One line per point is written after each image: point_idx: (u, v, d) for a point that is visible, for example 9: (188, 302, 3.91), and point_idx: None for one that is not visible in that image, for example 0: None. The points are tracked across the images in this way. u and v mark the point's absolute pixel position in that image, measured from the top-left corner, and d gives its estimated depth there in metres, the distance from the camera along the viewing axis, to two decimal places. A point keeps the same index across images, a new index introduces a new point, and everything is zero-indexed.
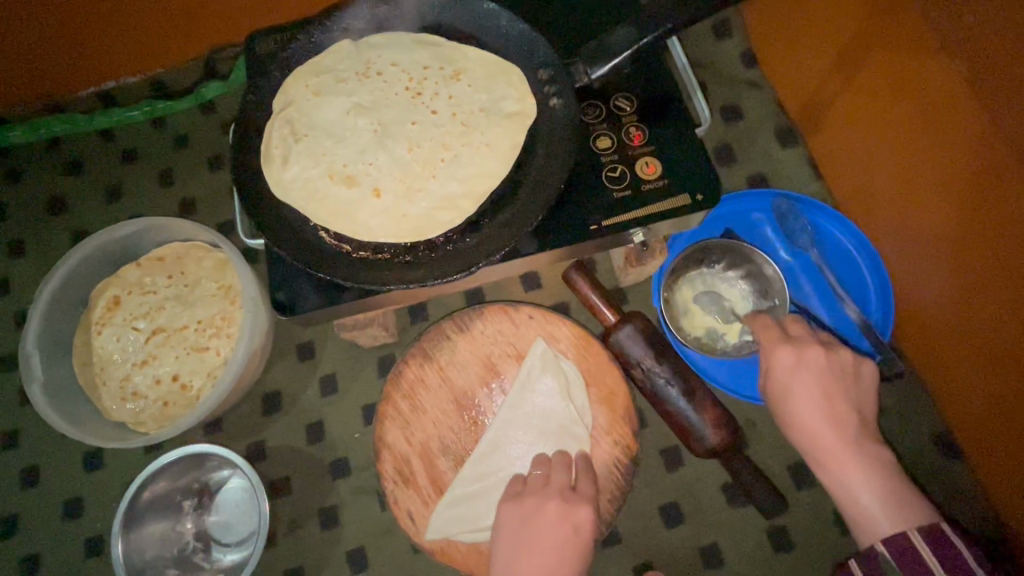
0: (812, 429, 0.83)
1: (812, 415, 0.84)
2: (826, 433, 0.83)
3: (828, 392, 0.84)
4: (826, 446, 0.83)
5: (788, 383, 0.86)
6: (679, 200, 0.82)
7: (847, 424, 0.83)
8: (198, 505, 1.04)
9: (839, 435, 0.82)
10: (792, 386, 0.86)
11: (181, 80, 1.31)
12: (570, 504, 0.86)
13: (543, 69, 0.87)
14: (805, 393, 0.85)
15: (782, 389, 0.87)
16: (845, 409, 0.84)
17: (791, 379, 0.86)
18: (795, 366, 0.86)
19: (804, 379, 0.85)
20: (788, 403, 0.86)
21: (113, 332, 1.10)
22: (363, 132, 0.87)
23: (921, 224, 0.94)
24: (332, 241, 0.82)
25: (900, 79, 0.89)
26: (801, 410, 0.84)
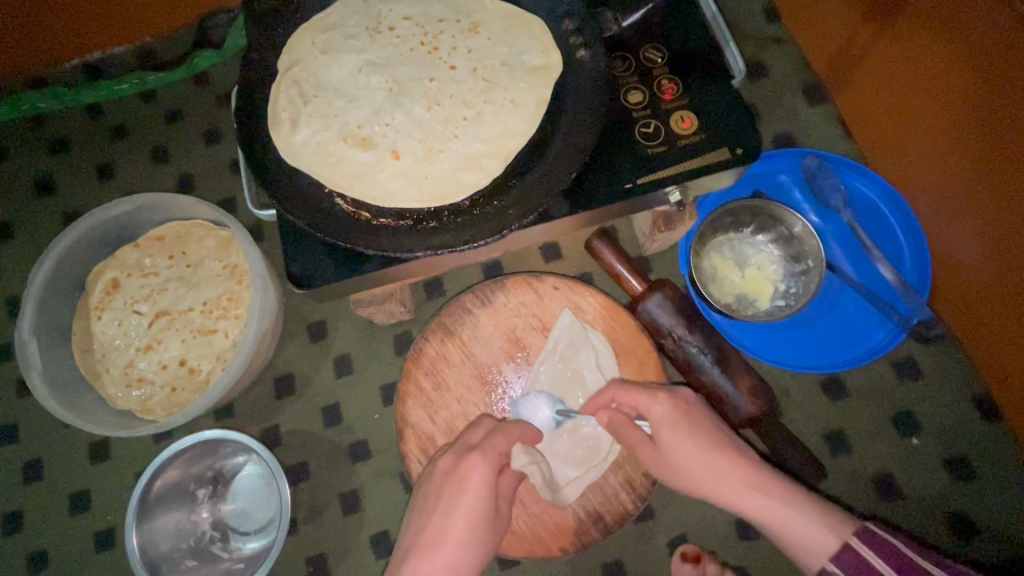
0: (715, 483, 0.74)
1: (711, 467, 0.74)
2: (730, 480, 0.74)
3: (710, 434, 0.77)
4: (736, 496, 0.74)
5: (674, 443, 0.76)
6: (718, 154, 0.77)
7: (744, 456, 0.76)
8: (213, 494, 1.00)
9: (741, 481, 0.74)
10: (679, 447, 0.76)
11: (172, 50, 1.24)
12: (481, 464, 0.76)
13: (569, 18, 0.81)
14: (692, 446, 0.76)
15: (671, 450, 0.77)
16: (731, 449, 0.76)
17: (671, 441, 0.77)
18: (667, 421, 0.77)
19: (685, 431, 0.76)
20: (688, 467, 0.76)
21: (115, 317, 1.05)
22: (377, 91, 0.80)
23: (952, 175, 0.91)
24: (350, 208, 0.76)
25: (932, 33, 0.84)
26: (699, 469, 0.75)
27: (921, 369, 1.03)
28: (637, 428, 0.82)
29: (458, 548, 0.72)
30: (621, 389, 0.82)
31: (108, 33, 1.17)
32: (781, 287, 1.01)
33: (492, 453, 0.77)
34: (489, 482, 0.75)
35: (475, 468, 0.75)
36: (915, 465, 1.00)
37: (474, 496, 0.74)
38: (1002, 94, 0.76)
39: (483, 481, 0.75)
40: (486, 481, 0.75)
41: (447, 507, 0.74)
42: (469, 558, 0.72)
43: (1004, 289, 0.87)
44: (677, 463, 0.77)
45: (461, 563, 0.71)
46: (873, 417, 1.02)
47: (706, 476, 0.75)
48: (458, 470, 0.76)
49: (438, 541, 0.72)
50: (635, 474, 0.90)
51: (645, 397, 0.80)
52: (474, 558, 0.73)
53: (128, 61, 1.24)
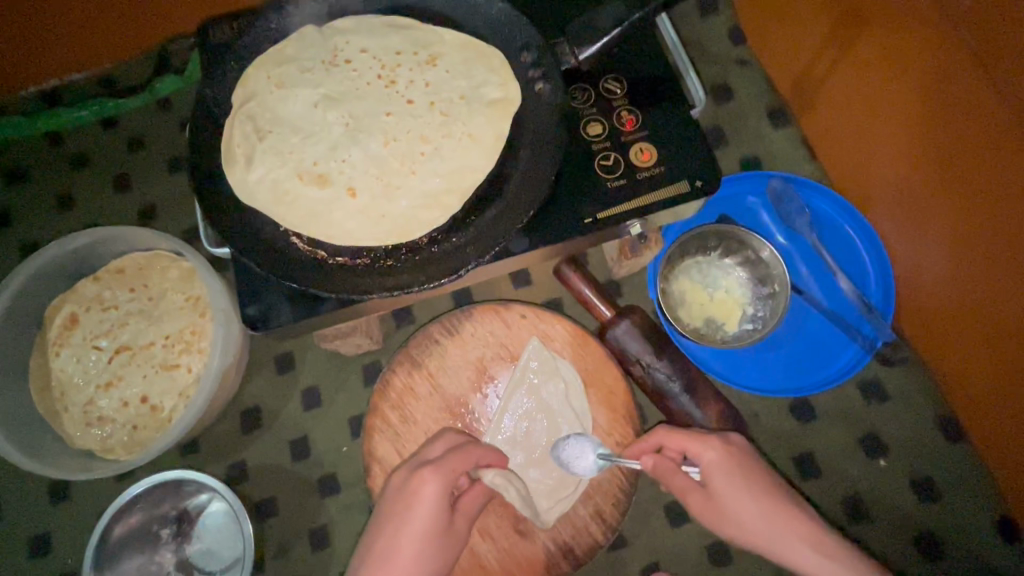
0: (769, 533, 0.72)
1: (765, 515, 0.73)
2: (787, 530, 0.71)
3: (760, 484, 0.76)
4: (793, 552, 0.70)
5: (725, 491, 0.75)
6: (678, 187, 0.77)
7: (801, 509, 0.74)
8: (179, 533, 0.97)
9: (799, 535, 0.71)
10: (732, 492, 0.75)
11: (133, 75, 1.21)
12: (433, 480, 0.75)
13: (527, 51, 0.80)
14: (748, 495, 0.74)
15: (724, 497, 0.75)
16: (788, 503, 0.74)
17: (724, 488, 0.75)
18: (717, 468, 0.77)
19: (737, 479, 0.75)
20: (741, 512, 0.74)
21: (72, 353, 1.02)
22: (334, 126, 0.79)
23: (916, 201, 0.92)
24: (306, 247, 0.75)
25: (895, 59, 0.85)
26: (752, 516, 0.73)
27: (887, 389, 1.04)
28: (685, 474, 0.80)
29: (409, 564, 0.72)
30: (674, 431, 0.81)
31: (65, 60, 1.14)
32: (749, 310, 1.01)
33: (446, 471, 0.76)
34: (441, 497, 0.74)
35: (425, 484, 0.74)
36: (884, 485, 1.01)
37: (423, 511, 0.74)
38: (962, 123, 0.77)
39: (434, 498, 0.74)
40: (438, 498, 0.74)
41: (396, 526, 0.73)
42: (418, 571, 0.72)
43: (964, 312, 0.88)
44: (729, 509, 0.75)
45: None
46: (842, 438, 1.03)
47: (764, 528, 0.73)
48: (409, 485, 0.75)
49: (386, 559, 0.72)
50: (605, 505, 0.90)
51: (694, 439, 0.80)
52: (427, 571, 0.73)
53: (87, 87, 1.21)
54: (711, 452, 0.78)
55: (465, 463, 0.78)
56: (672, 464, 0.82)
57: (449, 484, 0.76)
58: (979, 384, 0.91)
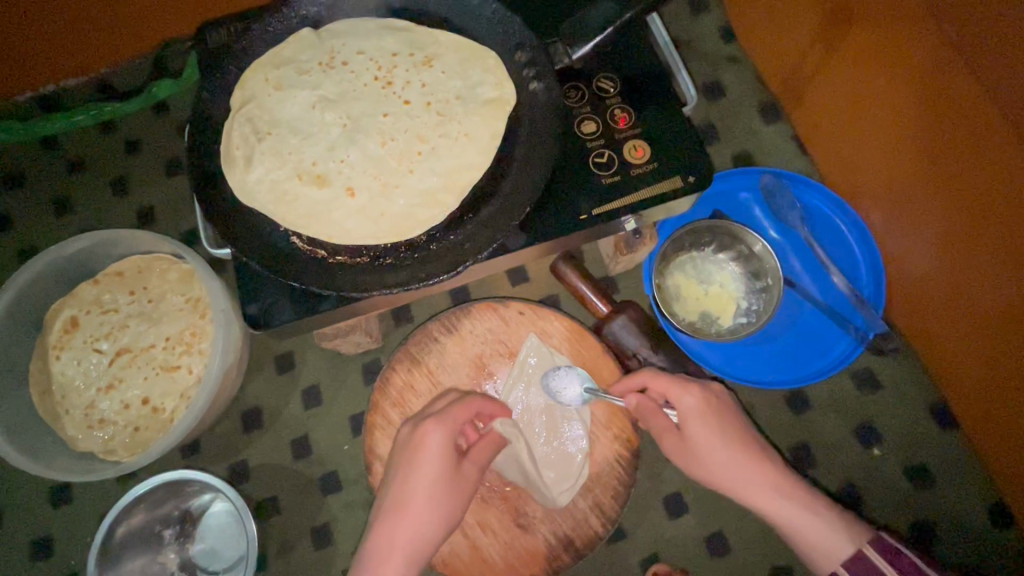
0: (741, 477, 0.79)
1: (738, 461, 0.79)
2: (754, 476, 0.78)
3: (736, 432, 0.80)
4: (757, 496, 0.78)
5: (701, 436, 0.80)
6: (670, 182, 0.78)
7: (768, 455, 0.81)
8: (181, 534, 0.98)
9: (761, 481, 0.78)
10: (705, 437, 0.80)
11: (130, 80, 1.22)
12: (435, 429, 0.79)
13: (521, 50, 0.82)
14: (719, 442, 0.79)
15: (697, 442, 0.80)
16: (758, 451, 0.80)
17: (699, 433, 0.80)
18: (693, 416, 0.81)
19: (713, 426, 0.80)
20: (717, 457, 0.79)
21: (73, 356, 1.02)
22: (332, 127, 0.80)
23: (908, 201, 0.93)
24: (306, 246, 0.76)
25: (883, 55, 0.87)
26: (728, 464, 0.79)
27: (880, 380, 1.05)
28: (664, 416, 0.84)
29: (423, 508, 0.76)
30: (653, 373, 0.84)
31: (62, 66, 1.15)
32: (743, 304, 1.03)
33: (449, 421, 0.80)
34: (446, 445, 0.78)
35: (432, 433, 0.79)
36: (878, 474, 1.02)
37: (433, 457, 0.78)
38: (949, 116, 0.79)
39: (440, 445, 0.78)
40: (444, 445, 0.78)
41: (407, 474, 0.78)
42: (433, 516, 0.76)
43: (953, 299, 0.90)
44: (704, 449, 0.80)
45: (424, 520, 0.76)
46: (837, 428, 1.04)
47: (732, 471, 0.79)
48: (417, 435, 0.79)
49: (401, 505, 0.77)
50: (604, 498, 0.91)
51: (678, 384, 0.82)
52: (443, 515, 0.77)
53: (85, 92, 1.22)
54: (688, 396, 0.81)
55: (468, 413, 0.82)
56: (654, 407, 0.85)
57: (454, 432, 0.80)
58: (970, 376, 0.93)
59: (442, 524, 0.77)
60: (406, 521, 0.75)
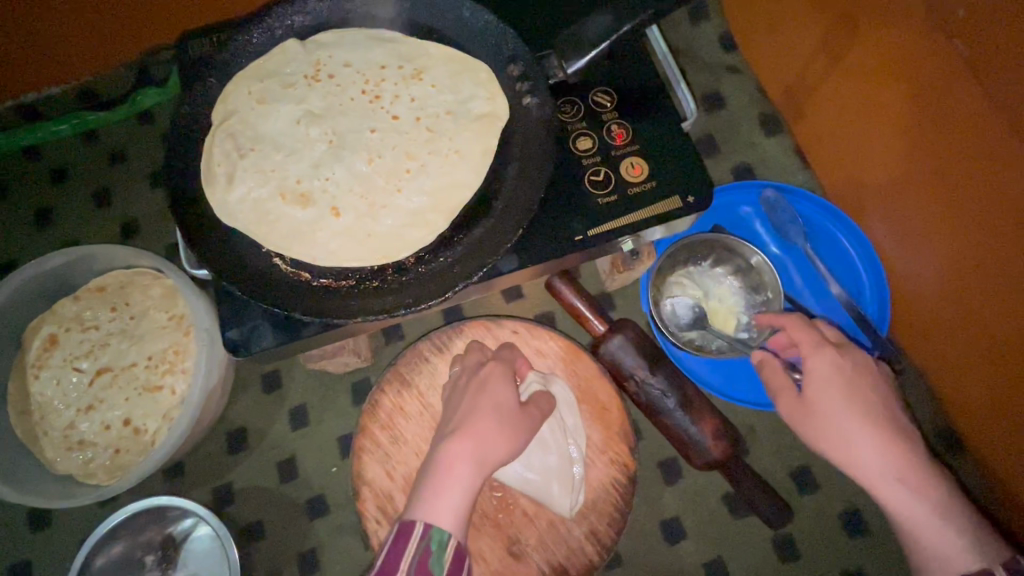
0: (862, 454, 0.71)
1: (862, 432, 0.71)
2: (879, 456, 0.70)
3: (860, 401, 0.73)
4: (868, 475, 0.70)
5: (826, 400, 0.73)
6: (669, 202, 0.75)
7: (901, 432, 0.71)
8: (163, 559, 0.93)
9: (878, 458, 0.70)
10: (826, 399, 0.74)
11: (113, 88, 1.19)
12: (495, 366, 0.84)
13: (514, 64, 0.79)
14: (840, 404, 0.73)
15: (814, 402, 0.74)
16: (879, 425, 0.72)
17: (822, 396, 0.74)
18: (828, 378, 0.74)
19: (839, 390, 0.73)
20: (837, 428, 0.72)
21: (52, 376, 0.99)
22: (317, 143, 0.77)
23: (912, 215, 0.91)
24: (289, 269, 0.73)
25: (889, 68, 0.84)
26: (862, 442, 0.71)
27: None
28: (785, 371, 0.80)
29: (492, 429, 0.75)
30: (801, 330, 0.80)
31: (43, 75, 1.12)
32: (744, 319, 1.00)
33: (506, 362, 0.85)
34: (510, 379, 0.83)
35: (492, 371, 0.83)
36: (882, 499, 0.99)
37: (496, 392, 0.80)
38: (957, 131, 0.76)
39: (505, 379, 0.82)
40: (508, 378, 0.82)
41: (474, 402, 0.78)
42: (496, 439, 0.75)
43: (962, 319, 0.87)
44: (818, 414, 0.74)
45: (494, 439, 0.74)
46: None
47: (850, 443, 0.71)
48: (478, 377, 0.82)
49: (468, 427, 0.75)
50: (600, 525, 0.88)
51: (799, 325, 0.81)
52: (509, 441, 0.76)
53: (66, 100, 1.18)
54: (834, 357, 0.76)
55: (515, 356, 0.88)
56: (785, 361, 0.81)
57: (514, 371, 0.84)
58: (978, 398, 0.90)
59: (509, 452, 0.75)
60: (470, 444, 0.73)
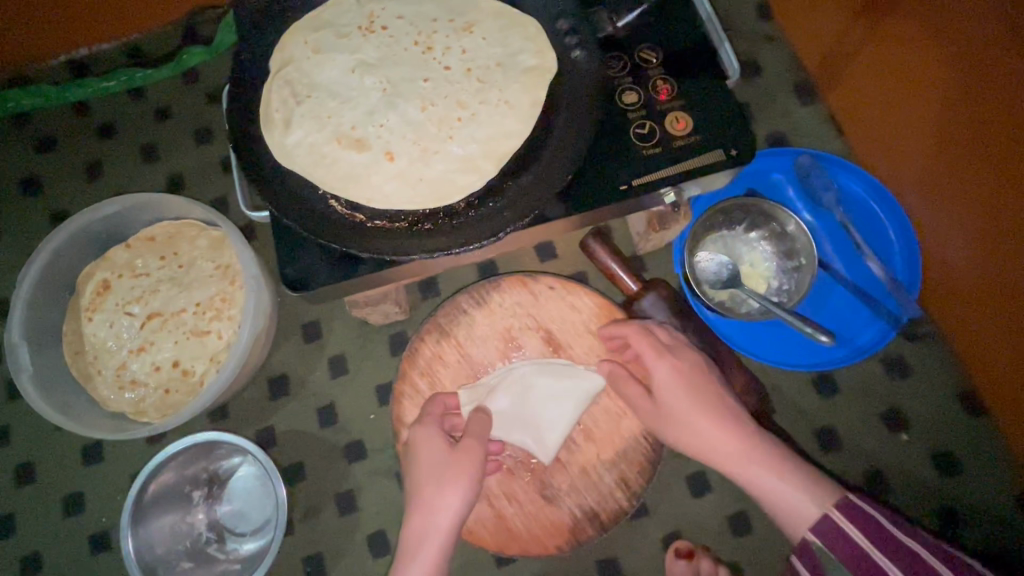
0: (708, 447, 0.81)
1: (709, 421, 0.81)
2: (731, 446, 0.80)
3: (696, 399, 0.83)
4: (738, 454, 0.79)
5: (676, 401, 0.83)
6: (713, 155, 0.77)
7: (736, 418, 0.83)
8: (209, 495, 1.00)
9: (737, 438, 0.80)
10: (676, 396, 0.83)
11: (159, 46, 1.22)
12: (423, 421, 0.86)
13: (563, 19, 0.81)
14: (691, 404, 0.82)
15: (672, 407, 0.83)
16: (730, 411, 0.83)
17: (676, 400, 0.83)
18: (671, 381, 0.84)
19: (686, 392, 0.83)
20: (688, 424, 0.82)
21: (105, 318, 1.03)
22: (372, 91, 0.79)
23: (942, 184, 0.92)
24: (345, 210, 0.76)
25: (924, 36, 0.84)
26: (699, 429, 0.81)
27: (911, 365, 1.03)
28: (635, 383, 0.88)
29: (435, 496, 0.79)
30: (640, 342, 0.87)
31: (94, 31, 1.15)
32: (774, 284, 1.03)
33: (431, 417, 0.87)
34: (439, 429, 0.84)
35: (423, 430, 0.85)
36: (906, 460, 1.00)
37: (429, 452, 0.82)
38: (989, 96, 0.77)
39: (434, 433, 0.84)
40: (436, 433, 0.84)
41: (414, 468, 0.83)
42: (444, 511, 0.79)
43: (990, 285, 0.87)
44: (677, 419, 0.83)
45: (441, 506, 0.79)
46: (866, 415, 1.02)
47: (706, 434, 0.81)
48: (412, 441, 0.85)
49: (417, 499, 0.81)
50: (629, 473, 0.91)
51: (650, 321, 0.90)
52: (462, 496, 0.79)
53: (115, 57, 1.21)
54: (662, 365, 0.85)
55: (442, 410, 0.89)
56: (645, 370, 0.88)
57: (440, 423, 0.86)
58: (1000, 362, 0.91)
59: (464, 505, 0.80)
60: (420, 516, 0.80)
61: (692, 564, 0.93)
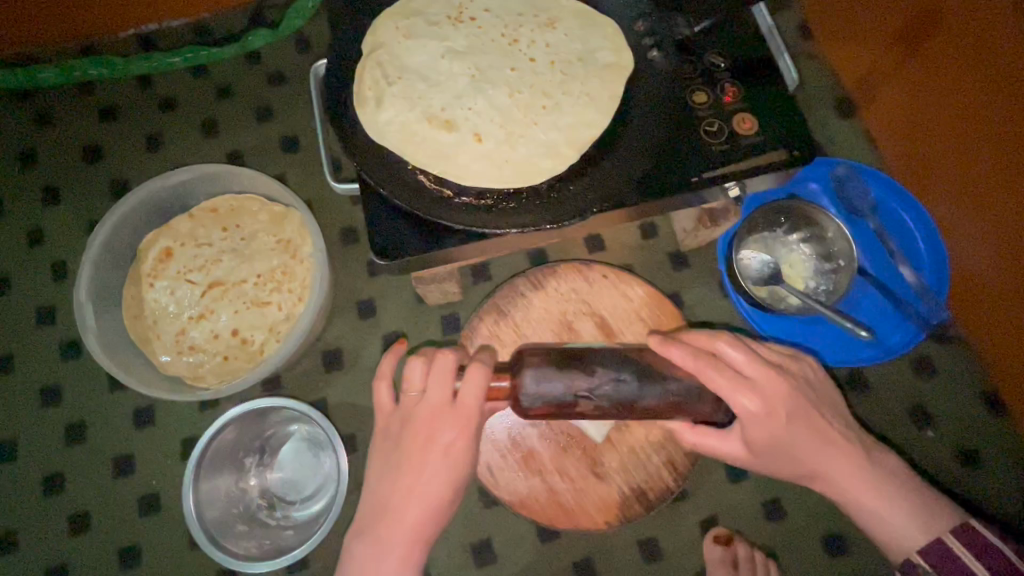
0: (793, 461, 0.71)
1: (800, 440, 0.70)
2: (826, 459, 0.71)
3: (800, 419, 0.69)
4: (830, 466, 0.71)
5: (771, 433, 0.68)
6: (776, 155, 0.83)
7: (831, 442, 0.71)
8: (261, 462, 1.02)
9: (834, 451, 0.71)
10: (766, 430, 0.68)
11: (225, 26, 1.25)
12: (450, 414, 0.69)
13: (640, 22, 0.88)
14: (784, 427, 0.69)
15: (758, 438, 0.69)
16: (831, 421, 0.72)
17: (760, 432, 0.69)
18: (760, 418, 0.67)
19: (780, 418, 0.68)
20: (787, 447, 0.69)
21: (167, 285, 1.06)
22: (461, 77, 0.84)
23: (960, 204, 1.01)
24: (434, 185, 0.80)
25: (947, 75, 0.94)
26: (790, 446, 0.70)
27: (937, 365, 1.10)
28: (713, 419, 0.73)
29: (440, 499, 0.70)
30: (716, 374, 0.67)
31: (166, 7, 1.18)
32: (812, 284, 1.08)
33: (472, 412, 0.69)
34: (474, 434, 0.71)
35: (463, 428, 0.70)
36: (931, 456, 1.06)
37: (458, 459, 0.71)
38: (1003, 131, 0.87)
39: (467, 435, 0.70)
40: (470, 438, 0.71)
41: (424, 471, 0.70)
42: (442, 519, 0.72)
43: (1018, 292, 0.93)
44: (785, 454, 0.70)
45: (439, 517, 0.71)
46: (894, 411, 1.08)
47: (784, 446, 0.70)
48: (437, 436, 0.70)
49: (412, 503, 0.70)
50: (677, 454, 0.95)
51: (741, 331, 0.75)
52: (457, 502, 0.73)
53: (181, 33, 1.24)
54: (765, 417, 0.68)
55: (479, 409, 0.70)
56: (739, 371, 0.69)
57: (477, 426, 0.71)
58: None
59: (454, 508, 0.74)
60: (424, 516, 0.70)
61: (730, 550, 0.97)
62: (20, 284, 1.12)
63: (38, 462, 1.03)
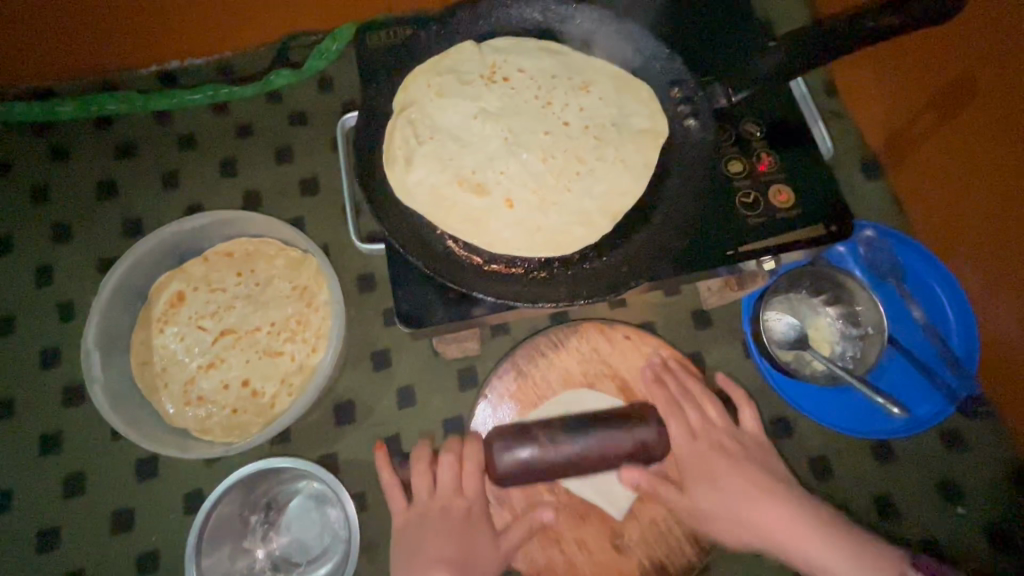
0: (726, 496, 0.86)
1: (726, 472, 0.88)
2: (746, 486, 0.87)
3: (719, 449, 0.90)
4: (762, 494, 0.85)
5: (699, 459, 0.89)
6: (811, 229, 0.82)
7: (749, 472, 0.88)
8: (265, 520, 0.98)
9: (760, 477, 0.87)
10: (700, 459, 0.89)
11: (248, 65, 1.24)
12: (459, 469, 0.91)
13: (676, 87, 0.86)
14: (713, 479, 0.88)
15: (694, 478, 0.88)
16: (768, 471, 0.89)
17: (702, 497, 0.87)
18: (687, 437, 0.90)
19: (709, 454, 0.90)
20: (708, 462, 0.89)
21: (177, 331, 1.03)
22: (493, 139, 0.82)
23: (991, 273, 1.00)
24: (462, 251, 0.78)
25: (981, 143, 0.94)
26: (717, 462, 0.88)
27: (964, 436, 1.07)
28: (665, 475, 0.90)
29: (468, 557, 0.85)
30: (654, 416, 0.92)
31: (191, 45, 1.17)
32: (838, 349, 1.06)
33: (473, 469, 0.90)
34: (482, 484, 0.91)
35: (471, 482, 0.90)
36: (961, 532, 1.03)
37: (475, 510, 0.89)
38: None
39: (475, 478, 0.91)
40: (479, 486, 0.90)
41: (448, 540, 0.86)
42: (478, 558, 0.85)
43: None
44: (728, 522, 0.85)
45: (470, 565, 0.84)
46: (920, 483, 1.05)
47: (723, 508, 0.86)
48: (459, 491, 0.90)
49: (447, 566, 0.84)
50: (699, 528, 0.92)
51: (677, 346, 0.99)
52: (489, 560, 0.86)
53: (203, 70, 1.23)
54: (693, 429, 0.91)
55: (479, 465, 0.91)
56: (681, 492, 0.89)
57: (486, 515, 0.89)
58: None
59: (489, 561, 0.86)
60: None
61: None
62: (25, 323, 1.09)
63: (33, 514, 0.99)
